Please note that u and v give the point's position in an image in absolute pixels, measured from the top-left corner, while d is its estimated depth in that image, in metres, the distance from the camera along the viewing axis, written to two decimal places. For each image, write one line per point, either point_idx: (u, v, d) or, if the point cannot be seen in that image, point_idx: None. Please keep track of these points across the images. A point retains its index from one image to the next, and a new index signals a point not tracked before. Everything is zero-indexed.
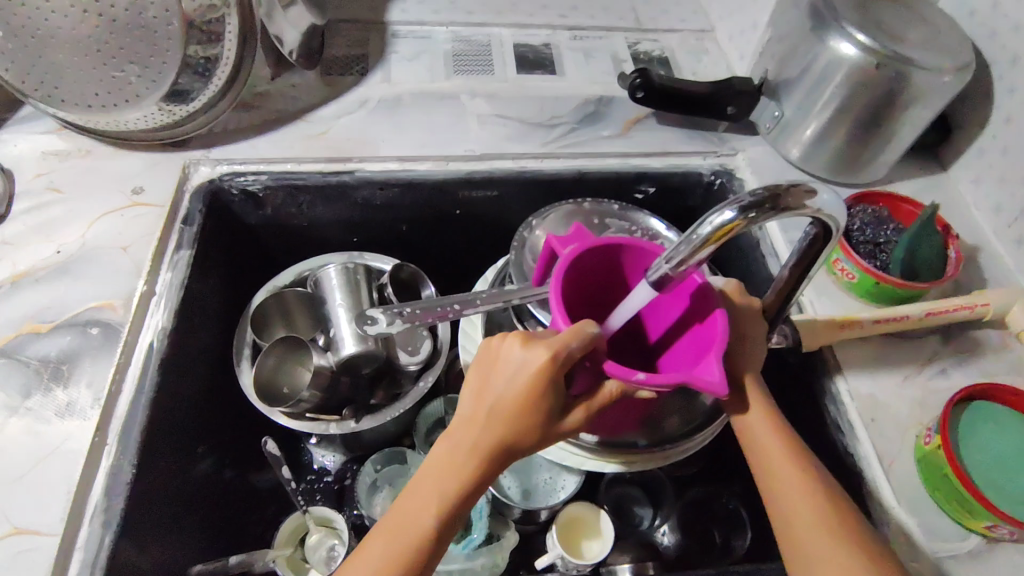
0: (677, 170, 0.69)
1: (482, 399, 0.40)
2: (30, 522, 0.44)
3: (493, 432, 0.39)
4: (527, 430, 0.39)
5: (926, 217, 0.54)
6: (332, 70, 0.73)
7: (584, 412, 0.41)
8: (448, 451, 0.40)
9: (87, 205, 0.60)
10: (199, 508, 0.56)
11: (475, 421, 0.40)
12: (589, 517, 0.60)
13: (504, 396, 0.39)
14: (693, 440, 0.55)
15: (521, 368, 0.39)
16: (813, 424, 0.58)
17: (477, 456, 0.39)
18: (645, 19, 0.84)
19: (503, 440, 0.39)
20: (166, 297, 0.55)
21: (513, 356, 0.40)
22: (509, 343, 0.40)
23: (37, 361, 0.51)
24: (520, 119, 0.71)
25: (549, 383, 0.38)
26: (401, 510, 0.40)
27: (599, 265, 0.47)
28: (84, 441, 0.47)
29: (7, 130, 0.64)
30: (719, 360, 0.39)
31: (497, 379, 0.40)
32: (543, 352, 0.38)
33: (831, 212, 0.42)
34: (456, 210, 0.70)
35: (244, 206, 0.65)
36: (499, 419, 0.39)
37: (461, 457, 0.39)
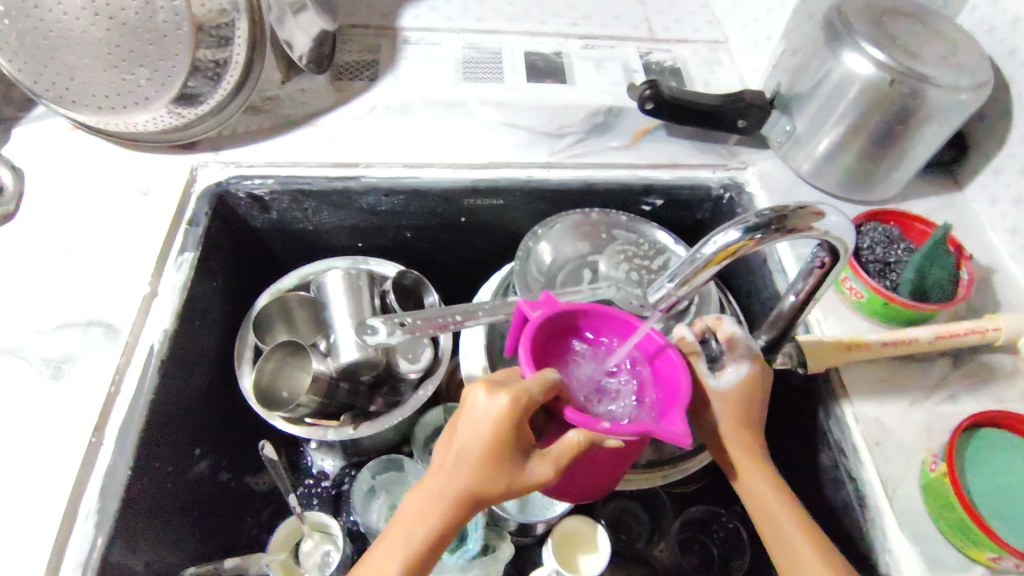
0: (685, 182, 0.69)
1: (450, 447, 0.40)
2: (24, 520, 0.44)
3: (459, 479, 0.39)
4: (491, 478, 0.38)
5: (939, 237, 0.53)
6: (344, 76, 0.73)
7: (551, 462, 0.39)
8: (418, 498, 0.40)
9: (95, 204, 0.60)
10: (195, 511, 0.56)
11: (444, 467, 0.40)
12: (584, 532, 0.59)
13: (470, 443, 0.38)
14: (697, 458, 0.55)
15: (483, 413, 0.38)
16: (819, 446, 0.56)
17: (444, 503, 0.39)
18: (658, 30, 0.83)
19: (469, 488, 0.38)
20: (168, 299, 0.55)
21: (478, 402, 0.39)
22: (474, 389, 0.40)
23: (38, 359, 0.50)
24: (528, 127, 0.70)
25: (511, 428, 0.38)
26: (370, 557, 0.39)
27: (566, 326, 0.47)
28: (80, 442, 0.47)
29: (21, 129, 0.65)
30: (684, 414, 0.40)
31: (461, 425, 0.39)
32: (505, 395, 0.38)
33: (839, 235, 0.42)
34: (461, 218, 0.69)
35: (251, 209, 0.66)
36: (465, 468, 0.39)
37: (430, 505, 0.39)
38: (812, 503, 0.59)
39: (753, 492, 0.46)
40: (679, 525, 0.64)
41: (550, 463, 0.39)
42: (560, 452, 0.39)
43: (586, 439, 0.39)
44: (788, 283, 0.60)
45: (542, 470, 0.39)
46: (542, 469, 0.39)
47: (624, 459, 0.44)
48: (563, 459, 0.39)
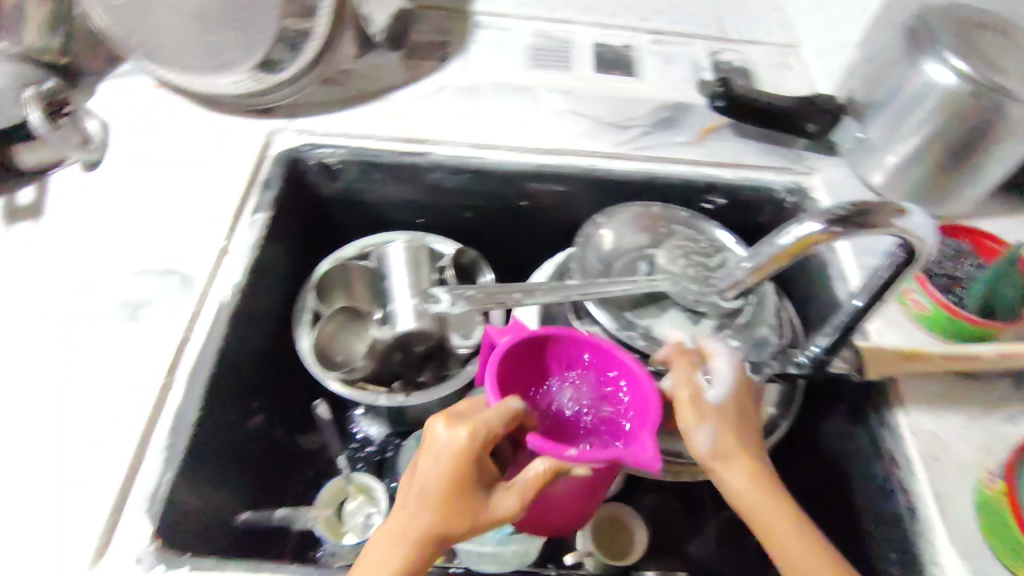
0: (748, 183, 0.68)
1: (412, 487, 0.41)
2: (102, 450, 0.46)
3: (425, 517, 0.40)
4: (454, 515, 0.40)
5: (1011, 255, 0.52)
6: (416, 54, 0.74)
7: (516, 492, 0.41)
8: (383, 538, 0.40)
9: (175, 160, 0.63)
10: (254, 462, 0.58)
11: (408, 506, 0.40)
12: (620, 517, 0.61)
13: (430, 478, 0.40)
14: None
15: (443, 447, 0.40)
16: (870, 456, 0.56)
17: (411, 542, 0.40)
18: (729, 30, 0.83)
19: (436, 525, 0.39)
20: (240, 255, 0.57)
21: (437, 436, 0.41)
22: (432, 425, 0.42)
23: (118, 302, 0.53)
24: (595, 117, 0.70)
25: (470, 461, 0.40)
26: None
27: (533, 353, 0.49)
28: (154, 382, 0.49)
29: (108, 84, 0.67)
30: (654, 438, 0.41)
31: (423, 461, 0.41)
32: (465, 429, 0.40)
33: (921, 237, 0.42)
34: (522, 202, 0.70)
35: (319, 177, 0.67)
36: (429, 506, 0.40)
37: (397, 546, 0.40)
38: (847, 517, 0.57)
39: (758, 520, 0.42)
40: (719, 523, 0.65)
41: (515, 494, 0.41)
42: (525, 484, 0.41)
43: (552, 468, 0.40)
44: (849, 290, 0.60)
45: (506, 501, 0.41)
46: (506, 500, 0.41)
47: (597, 483, 0.45)
48: (527, 488, 0.41)
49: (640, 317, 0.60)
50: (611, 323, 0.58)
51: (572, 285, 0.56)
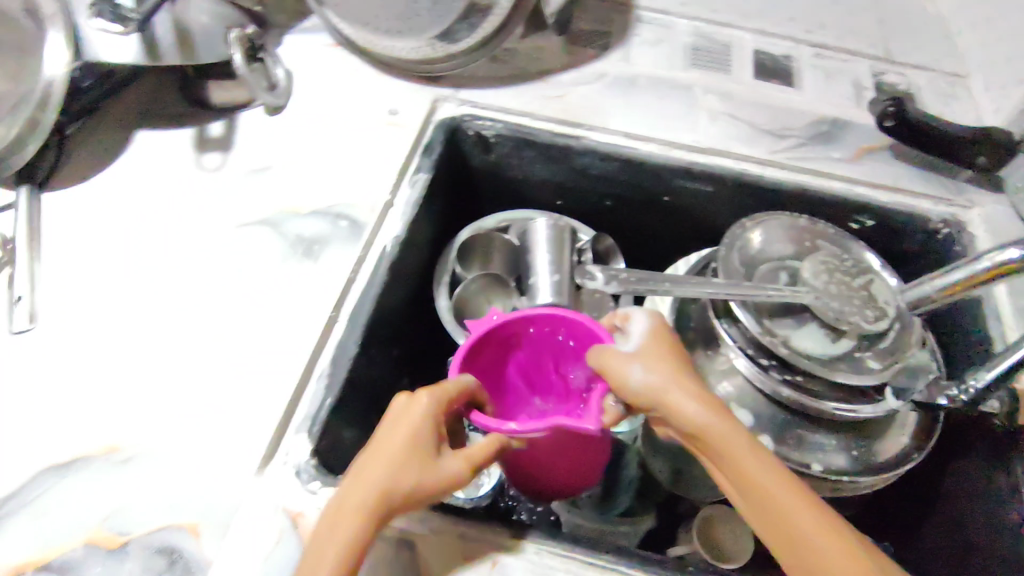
0: (903, 208, 0.66)
1: (363, 460, 0.40)
2: (273, 367, 0.49)
3: (380, 482, 0.38)
4: (402, 474, 0.39)
5: None
6: (578, 41, 0.76)
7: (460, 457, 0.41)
8: (332, 515, 0.38)
9: (350, 114, 0.66)
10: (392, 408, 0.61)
11: (360, 479, 0.39)
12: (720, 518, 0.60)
13: (389, 443, 0.40)
14: (861, 481, 0.56)
15: (400, 413, 0.41)
16: None
17: (360, 510, 0.38)
18: (894, 52, 0.80)
19: (385, 490, 0.38)
20: (401, 211, 0.60)
21: (396, 407, 0.42)
22: (393, 403, 0.43)
23: (295, 237, 0.57)
24: (751, 123, 0.71)
25: (420, 422, 0.41)
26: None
27: (500, 335, 0.52)
28: (322, 314, 0.52)
29: (293, 36, 0.72)
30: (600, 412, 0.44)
31: (382, 431, 0.41)
32: (425, 393, 0.41)
33: None
34: (664, 197, 0.70)
35: (473, 147, 0.70)
36: (381, 468, 0.39)
37: (345, 515, 0.38)
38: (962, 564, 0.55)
39: (773, 516, 0.37)
40: None
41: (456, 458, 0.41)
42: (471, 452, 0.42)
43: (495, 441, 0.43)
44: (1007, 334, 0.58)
45: (449, 465, 0.41)
46: (451, 465, 0.41)
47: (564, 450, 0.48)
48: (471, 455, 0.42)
49: (778, 326, 0.60)
50: (750, 319, 0.57)
51: (717, 283, 0.56)
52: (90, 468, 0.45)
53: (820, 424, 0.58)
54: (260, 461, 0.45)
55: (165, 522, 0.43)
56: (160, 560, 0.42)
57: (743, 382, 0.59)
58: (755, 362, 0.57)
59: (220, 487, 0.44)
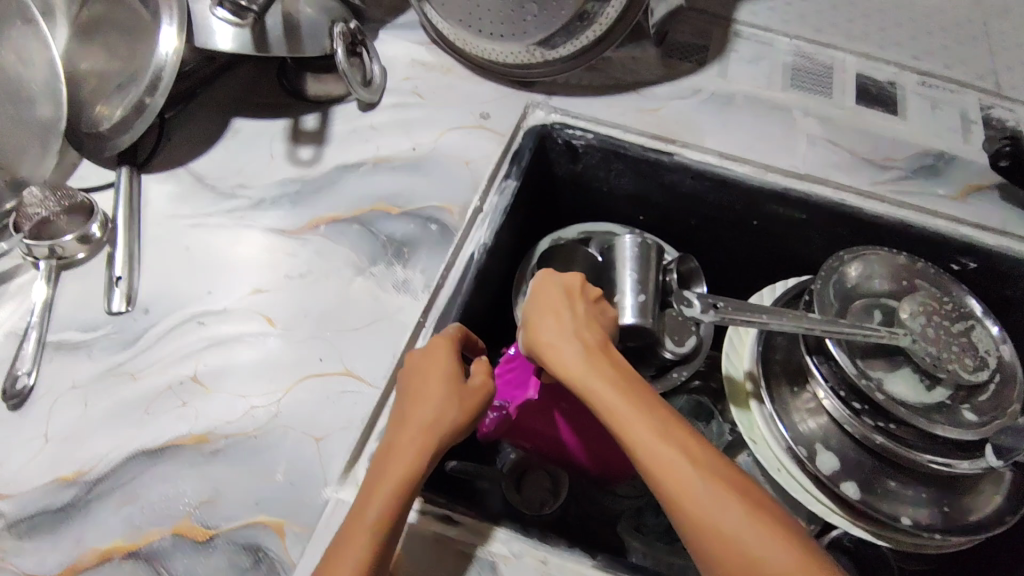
0: (1011, 254, 0.63)
1: (402, 406, 0.43)
2: (359, 369, 0.49)
3: (426, 413, 0.42)
4: (445, 398, 0.43)
5: None
6: (674, 53, 0.74)
7: (484, 373, 0.46)
8: (384, 456, 0.41)
9: (442, 115, 0.66)
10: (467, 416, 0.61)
11: (392, 443, 0.41)
12: None
13: (424, 380, 0.44)
14: (951, 540, 0.53)
15: (420, 358, 0.45)
16: None
17: (417, 440, 0.41)
18: (1006, 85, 0.76)
19: (425, 438, 0.41)
20: (491, 217, 0.59)
21: (413, 355, 0.46)
22: (409, 356, 0.47)
23: (385, 237, 0.56)
24: (852, 150, 0.68)
25: (446, 357, 0.45)
26: (343, 548, 0.37)
27: None
28: (411, 318, 0.52)
29: (389, 32, 0.72)
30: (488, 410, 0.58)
31: (411, 378, 0.45)
32: (438, 339, 0.46)
33: None
34: (753, 221, 0.68)
35: (561, 156, 0.68)
36: (425, 401, 0.43)
37: (405, 446, 0.41)
38: None
39: (665, 483, 0.38)
40: None
41: (482, 374, 0.45)
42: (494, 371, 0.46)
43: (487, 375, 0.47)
44: None
45: (478, 382, 0.45)
46: (478, 382, 0.45)
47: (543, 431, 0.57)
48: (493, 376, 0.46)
49: (870, 367, 0.58)
50: (845, 358, 0.54)
51: (814, 319, 0.54)
52: (180, 455, 0.46)
53: (907, 475, 0.55)
54: (344, 465, 0.45)
55: (252, 518, 0.43)
56: (248, 556, 0.42)
57: (829, 422, 0.56)
58: (845, 404, 0.54)
59: (305, 487, 0.44)
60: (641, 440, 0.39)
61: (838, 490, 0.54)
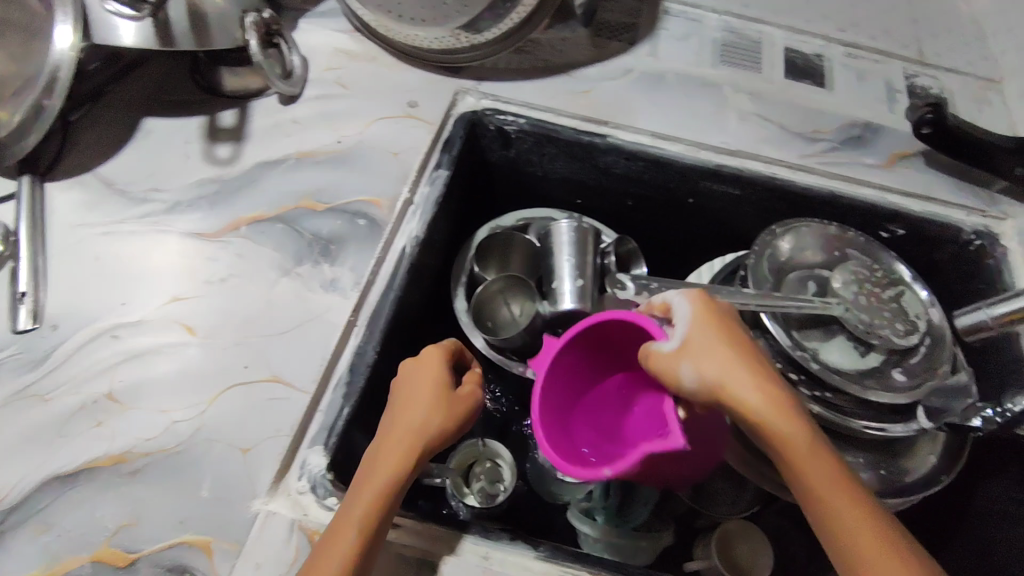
0: (936, 219, 0.64)
1: (394, 411, 0.44)
2: (285, 374, 0.47)
3: (420, 418, 0.43)
4: (436, 405, 0.44)
5: None
6: (604, 33, 0.73)
7: (473, 384, 0.47)
8: (374, 458, 0.41)
9: (367, 105, 0.63)
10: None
11: (382, 445, 0.42)
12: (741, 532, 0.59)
13: (417, 386, 0.45)
14: (887, 502, 0.54)
15: (416, 365, 0.46)
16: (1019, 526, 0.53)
17: (407, 446, 0.41)
18: (928, 53, 0.78)
19: (413, 437, 0.42)
20: (422, 208, 0.57)
21: (408, 363, 0.47)
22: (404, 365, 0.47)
23: (310, 234, 0.54)
24: (782, 124, 0.68)
25: (442, 364, 0.46)
26: (328, 541, 0.37)
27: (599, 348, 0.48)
28: (340, 317, 0.50)
29: (309, 20, 0.69)
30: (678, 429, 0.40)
31: (406, 382, 0.46)
32: (434, 347, 0.47)
33: None
34: (688, 199, 0.68)
35: (493, 142, 0.67)
36: (417, 407, 0.43)
37: (394, 450, 0.41)
38: None
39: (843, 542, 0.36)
40: None
41: (471, 386, 0.47)
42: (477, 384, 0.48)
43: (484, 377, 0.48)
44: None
45: (467, 393, 0.46)
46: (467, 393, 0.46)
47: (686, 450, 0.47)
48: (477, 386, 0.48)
49: (806, 339, 0.58)
50: (779, 329, 0.55)
51: (749, 294, 0.54)
52: (98, 479, 0.43)
53: (843, 441, 0.56)
54: (273, 476, 0.43)
55: (177, 538, 0.41)
56: None
57: None
58: (782, 375, 0.55)
59: (232, 502, 0.42)
60: (815, 468, 0.38)
61: None
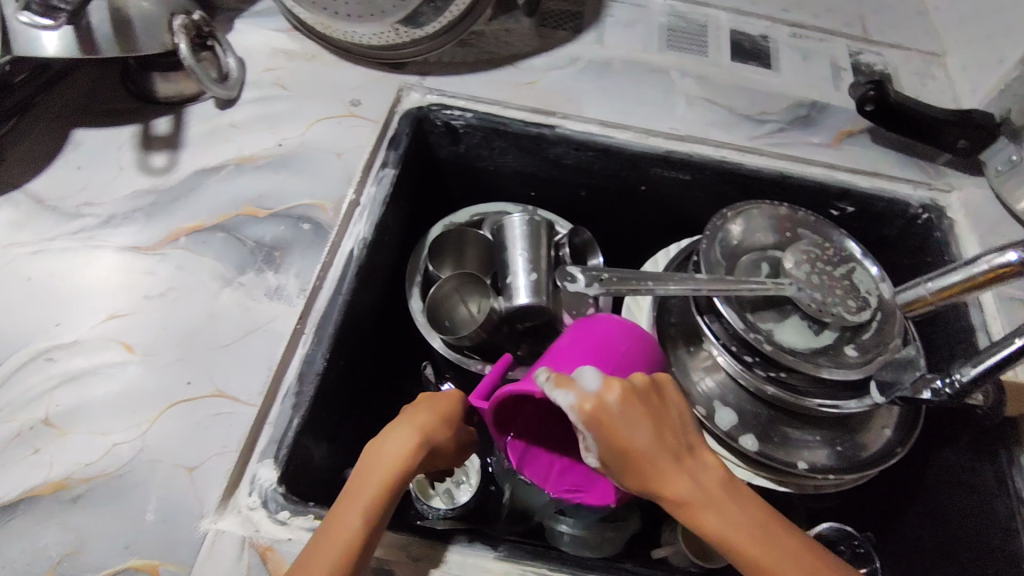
0: (883, 195, 0.65)
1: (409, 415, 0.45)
2: (231, 388, 0.46)
3: (436, 426, 0.44)
4: (450, 422, 0.45)
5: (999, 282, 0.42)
6: (549, 22, 0.72)
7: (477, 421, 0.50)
8: (384, 448, 0.42)
9: (308, 106, 0.62)
10: (374, 418, 0.59)
11: (388, 438, 0.42)
12: None
13: (438, 402, 0.46)
14: (846, 478, 0.55)
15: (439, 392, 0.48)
16: (975, 494, 0.53)
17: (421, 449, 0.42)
18: (872, 30, 0.79)
19: (420, 433, 0.43)
20: (369, 209, 0.56)
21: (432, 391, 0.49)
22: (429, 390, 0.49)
23: (253, 242, 0.53)
24: (729, 107, 0.68)
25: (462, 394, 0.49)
26: (330, 524, 0.38)
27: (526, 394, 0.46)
28: (287, 326, 0.49)
29: (244, 20, 0.67)
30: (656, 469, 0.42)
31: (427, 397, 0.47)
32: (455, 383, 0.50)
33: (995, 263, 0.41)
34: (641, 186, 0.68)
35: (442, 138, 0.66)
36: (437, 417, 0.45)
37: (406, 448, 0.42)
38: (946, 551, 0.55)
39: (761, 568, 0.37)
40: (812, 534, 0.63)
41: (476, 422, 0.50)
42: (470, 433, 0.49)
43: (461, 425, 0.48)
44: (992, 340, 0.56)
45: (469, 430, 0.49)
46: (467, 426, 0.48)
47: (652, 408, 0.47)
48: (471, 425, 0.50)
49: (760, 321, 0.59)
50: (734, 315, 0.54)
51: (701, 279, 0.54)
52: (36, 508, 0.42)
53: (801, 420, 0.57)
54: (222, 494, 0.42)
55: (122, 563, 0.40)
56: None
57: (726, 377, 0.57)
58: (737, 358, 0.55)
59: (180, 522, 0.41)
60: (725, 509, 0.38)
61: (736, 444, 0.55)
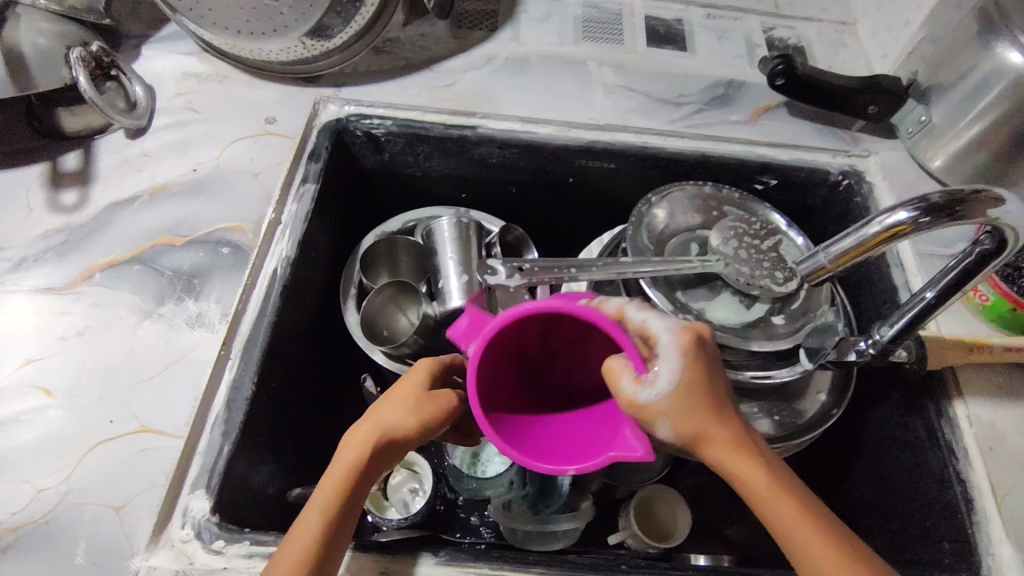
0: (804, 165, 0.66)
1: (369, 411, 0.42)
2: (155, 422, 0.45)
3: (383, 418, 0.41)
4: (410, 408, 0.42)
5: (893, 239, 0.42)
6: (464, 23, 0.72)
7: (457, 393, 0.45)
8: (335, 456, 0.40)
9: (222, 128, 0.61)
10: (317, 436, 0.59)
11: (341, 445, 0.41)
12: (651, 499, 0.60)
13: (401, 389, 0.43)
14: (786, 446, 0.56)
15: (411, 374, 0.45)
16: (911, 449, 0.54)
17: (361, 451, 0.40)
18: (784, 4, 0.80)
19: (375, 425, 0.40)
20: (291, 228, 0.55)
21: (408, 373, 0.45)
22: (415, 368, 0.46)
23: (171, 271, 0.52)
24: (648, 92, 0.69)
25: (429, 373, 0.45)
26: (295, 530, 0.38)
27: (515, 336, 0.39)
28: (211, 353, 0.48)
29: (151, 47, 0.66)
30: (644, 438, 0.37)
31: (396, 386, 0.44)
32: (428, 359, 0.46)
33: (887, 222, 0.42)
34: (569, 178, 0.68)
35: (364, 148, 0.65)
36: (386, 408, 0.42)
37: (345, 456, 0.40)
38: (890, 508, 0.56)
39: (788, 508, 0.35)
40: None
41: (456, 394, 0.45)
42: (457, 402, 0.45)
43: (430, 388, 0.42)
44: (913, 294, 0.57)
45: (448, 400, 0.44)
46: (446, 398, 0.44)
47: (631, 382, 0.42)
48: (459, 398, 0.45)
49: (692, 299, 0.59)
50: (660, 298, 0.55)
51: (627, 263, 0.54)
52: None
53: (738, 393, 0.58)
54: (153, 530, 0.41)
55: None
56: None
57: None
58: None
59: (109, 563, 0.40)
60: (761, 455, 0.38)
61: None
